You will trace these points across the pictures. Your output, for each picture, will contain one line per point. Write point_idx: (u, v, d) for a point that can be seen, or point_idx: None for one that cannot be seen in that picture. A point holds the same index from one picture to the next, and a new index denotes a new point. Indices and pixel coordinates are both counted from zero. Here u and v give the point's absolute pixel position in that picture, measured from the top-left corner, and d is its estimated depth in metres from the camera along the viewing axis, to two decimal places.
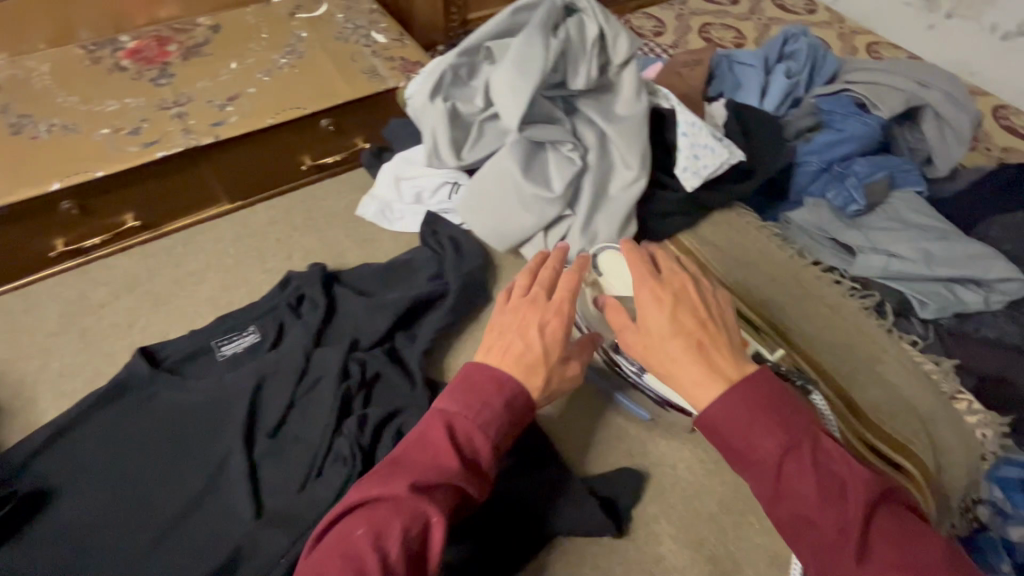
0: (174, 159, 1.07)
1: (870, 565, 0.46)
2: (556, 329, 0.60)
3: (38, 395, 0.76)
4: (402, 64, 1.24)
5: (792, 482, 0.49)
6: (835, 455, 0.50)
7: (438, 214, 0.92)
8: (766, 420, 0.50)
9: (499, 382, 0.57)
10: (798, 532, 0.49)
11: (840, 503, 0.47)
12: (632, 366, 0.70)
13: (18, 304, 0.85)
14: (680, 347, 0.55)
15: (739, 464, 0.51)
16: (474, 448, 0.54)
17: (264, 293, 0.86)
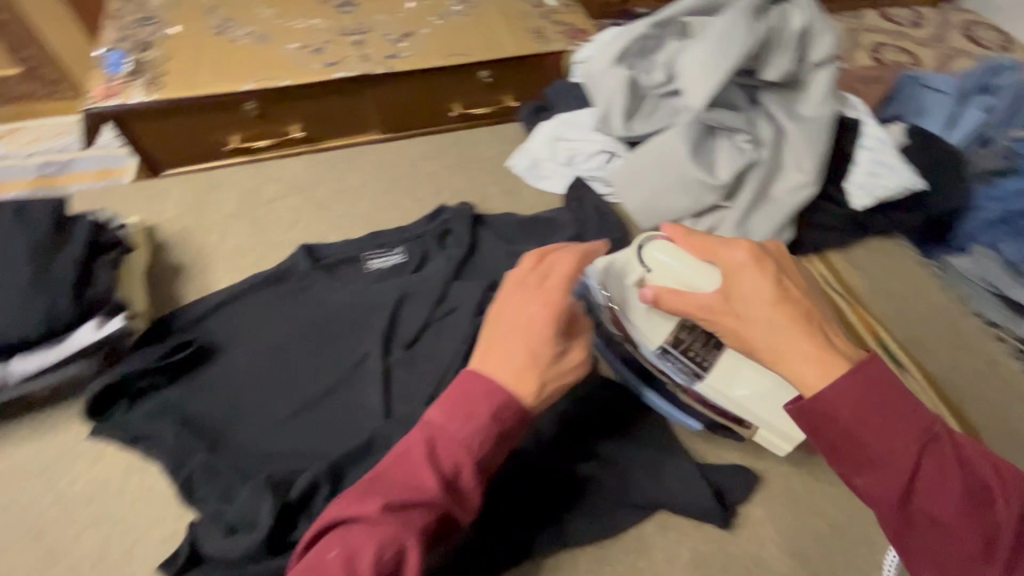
0: (347, 82, 1.14)
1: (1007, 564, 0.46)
2: (540, 320, 0.58)
3: (213, 266, 0.85)
4: (568, 29, 1.23)
5: (927, 486, 0.47)
6: (969, 455, 0.48)
7: (585, 180, 0.93)
8: (896, 417, 0.48)
9: (493, 392, 0.55)
10: (925, 535, 0.48)
11: (977, 508, 0.47)
12: (686, 371, 0.66)
13: (203, 184, 0.95)
14: (786, 315, 0.53)
15: (858, 465, 0.49)
16: (464, 474, 0.53)
17: (413, 220, 0.91)
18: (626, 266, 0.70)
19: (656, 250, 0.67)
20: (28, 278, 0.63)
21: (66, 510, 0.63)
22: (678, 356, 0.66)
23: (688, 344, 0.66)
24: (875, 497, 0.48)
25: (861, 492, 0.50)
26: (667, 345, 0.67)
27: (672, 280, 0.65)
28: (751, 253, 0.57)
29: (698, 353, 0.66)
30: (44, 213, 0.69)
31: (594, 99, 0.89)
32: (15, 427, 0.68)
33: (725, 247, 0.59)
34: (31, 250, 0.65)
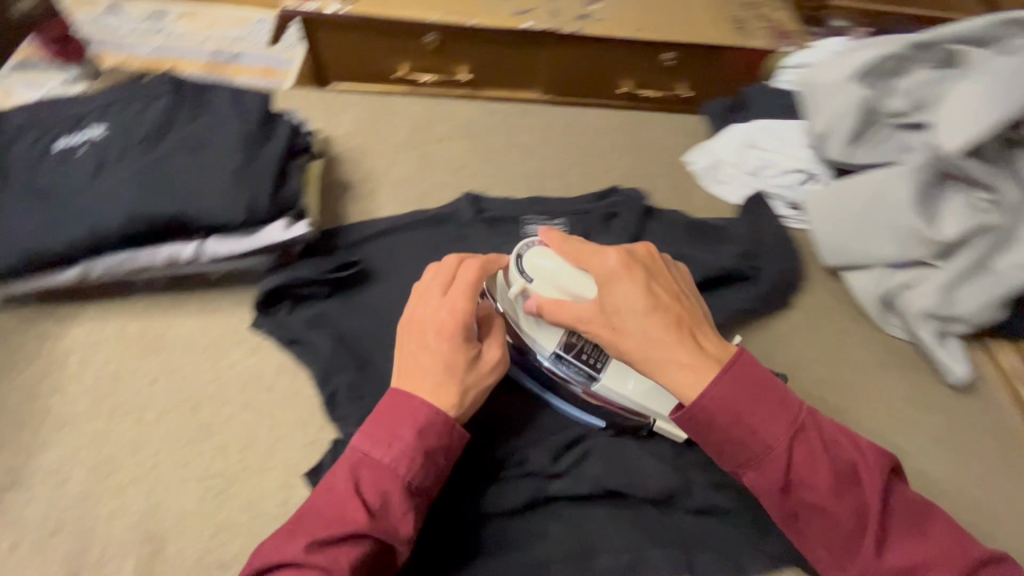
0: (533, 34, 1.10)
1: (892, 553, 0.50)
2: (449, 327, 0.58)
3: (379, 191, 0.85)
4: (772, 27, 1.13)
5: (811, 475, 0.52)
6: (830, 433, 0.54)
7: (768, 197, 0.86)
8: (766, 407, 0.53)
9: (424, 414, 0.55)
10: (811, 522, 0.52)
11: (848, 488, 0.52)
12: (582, 374, 0.62)
13: (380, 107, 0.95)
14: (657, 324, 0.55)
15: (744, 459, 0.53)
16: (391, 505, 0.52)
17: (578, 194, 0.88)
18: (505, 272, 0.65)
19: (537, 257, 0.63)
20: (238, 166, 0.64)
21: (223, 393, 0.65)
22: (573, 360, 0.62)
23: (581, 346, 0.63)
24: (763, 489, 0.53)
25: (753, 487, 0.54)
26: (560, 350, 0.62)
27: (555, 287, 0.62)
28: (622, 259, 0.58)
29: (592, 355, 0.62)
30: (255, 104, 0.69)
31: (811, 112, 0.81)
32: (187, 302, 0.71)
33: (595, 252, 0.60)
34: (242, 138, 0.66)
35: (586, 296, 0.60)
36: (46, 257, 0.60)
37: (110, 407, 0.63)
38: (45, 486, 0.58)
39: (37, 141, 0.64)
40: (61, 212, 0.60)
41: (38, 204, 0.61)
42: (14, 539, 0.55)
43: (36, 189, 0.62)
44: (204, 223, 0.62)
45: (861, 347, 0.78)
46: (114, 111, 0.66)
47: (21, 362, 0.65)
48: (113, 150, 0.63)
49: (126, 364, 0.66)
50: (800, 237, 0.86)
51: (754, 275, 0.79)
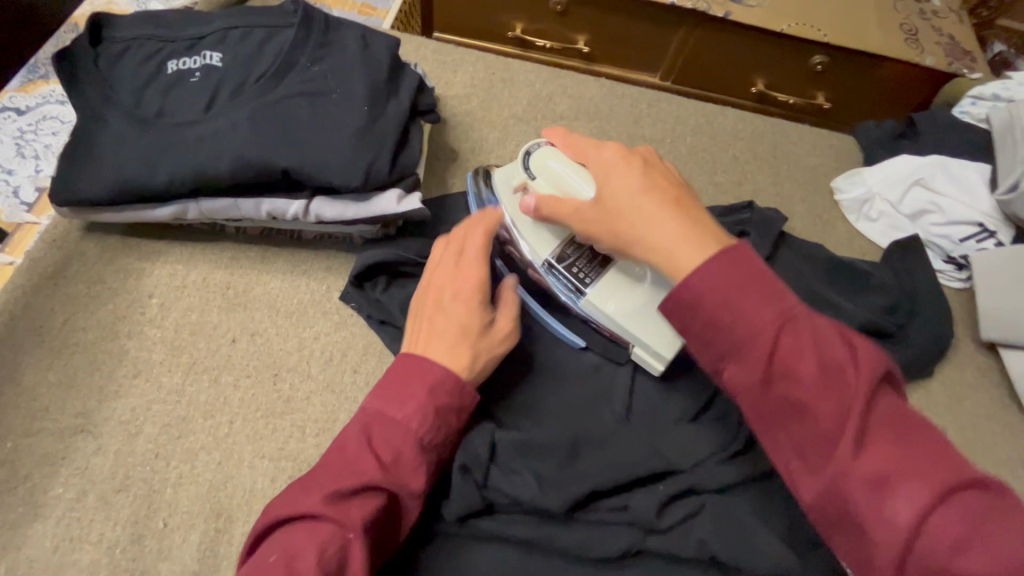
0: (675, 11, 0.98)
1: (873, 457, 0.37)
2: (466, 292, 0.54)
3: (488, 166, 0.77)
4: (947, 44, 0.98)
5: (791, 366, 0.40)
6: (828, 329, 0.42)
7: (925, 246, 0.74)
8: (751, 287, 0.42)
9: (442, 372, 0.49)
10: (787, 425, 0.41)
11: (833, 380, 0.39)
12: (570, 287, 0.60)
13: (499, 70, 0.85)
14: (655, 201, 0.48)
15: (722, 348, 0.43)
16: (404, 460, 0.45)
17: (705, 205, 0.78)
18: (514, 173, 0.63)
19: (543, 156, 0.60)
20: (363, 123, 0.57)
21: (305, 366, 0.60)
22: (563, 271, 0.60)
23: (574, 258, 0.60)
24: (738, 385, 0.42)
25: (728, 381, 0.43)
26: (552, 260, 0.61)
27: (551, 185, 0.58)
28: (624, 153, 0.53)
29: (584, 269, 0.60)
30: (383, 52, 0.62)
31: (1013, 167, 0.71)
32: (276, 258, 0.65)
33: (597, 149, 0.55)
34: (368, 90, 0.58)
35: (576, 195, 0.56)
36: (146, 192, 0.55)
37: (189, 361, 0.58)
38: (116, 438, 0.54)
39: (148, 58, 0.58)
40: (167, 143, 0.54)
41: (142, 130, 0.55)
42: (78, 489, 0.51)
43: (143, 114, 0.55)
44: (319, 182, 0.55)
45: (1005, 438, 0.68)
46: (234, 37, 0.59)
47: (102, 295, 0.60)
48: (229, 83, 0.57)
49: (207, 317, 0.61)
50: (951, 297, 0.75)
51: (899, 334, 0.69)
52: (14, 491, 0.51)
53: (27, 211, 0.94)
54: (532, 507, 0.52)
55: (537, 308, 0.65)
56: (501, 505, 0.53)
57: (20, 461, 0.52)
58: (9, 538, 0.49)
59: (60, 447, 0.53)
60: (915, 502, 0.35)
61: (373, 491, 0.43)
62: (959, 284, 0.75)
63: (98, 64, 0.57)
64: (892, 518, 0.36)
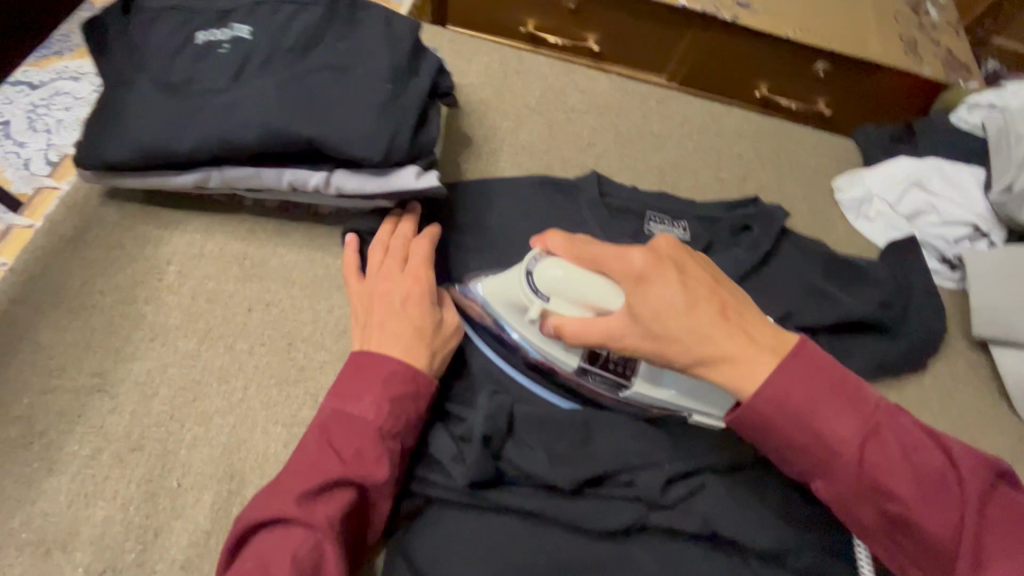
0: (685, 13, 1.00)
1: (994, 567, 0.42)
2: (415, 294, 0.56)
3: (501, 153, 0.79)
4: (945, 56, 1.02)
5: (890, 483, 0.43)
6: (918, 436, 0.45)
7: (922, 245, 0.77)
8: (836, 408, 0.44)
9: (393, 367, 0.51)
10: (895, 533, 0.45)
11: (936, 489, 0.43)
12: (610, 386, 0.58)
13: (513, 61, 0.87)
14: (708, 320, 0.46)
15: (812, 466, 0.46)
16: (367, 453, 0.47)
17: (710, 200, 0.81)
18: (511, 292, 0.58)
19: (546, 270, 0.54)
20: (385, 98, 0.58)
21: (319, 336, 0.61)
22: (600, 370, 0.58)
23: (606, 356, 0.57)
24: (837, 498, 0.45)
25: (826, 497, 0.46)
26: (585, 364, 0.58)
27: (573, 302, 0.53)
28: (650, 257, 0.49)
29: (619, 363, 0.58)
30: (405, 32, 0.63)
31: (1008, 171, 0.74)
32: (293, 231, 0.66)
33: (613, 255, 0.51)
34: (391, 69, 0.60)
35: (602, 307, 0.51)
36: (171, 158, 0.56)
37: (205, 327, 0.59)
38: (132, 398, 0.55)
39: (177, 28, 0.59)
40: (194, 111, 0.55)
41: (169, 97, 0.56)
42: (94, 446, 0.52)
43: (171, 82, 0.57)
44: (341, 154, 0.56)
45: (993, 431, 0.70)
46: (261, 12, 0.60)
47: (121, 260, 0.61)
48: (255, 55, 0.58)
49: (224, 286, 0.62)
50: (944, 296, 0.78)
51: (894, 327, 0.72)
52: (29, 446, 0.51)
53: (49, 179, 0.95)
54: (540, 481, 0.54)
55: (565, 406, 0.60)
56: (511, 477, 0.54)
57: (37, 417, 0.52)
58: (24, 491, 0.50)
59: (76, 405, 0.53)
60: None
61: (341, 486, 0.46)
62: (952, 284, 0.78)
63: (127, 33, 0.59)
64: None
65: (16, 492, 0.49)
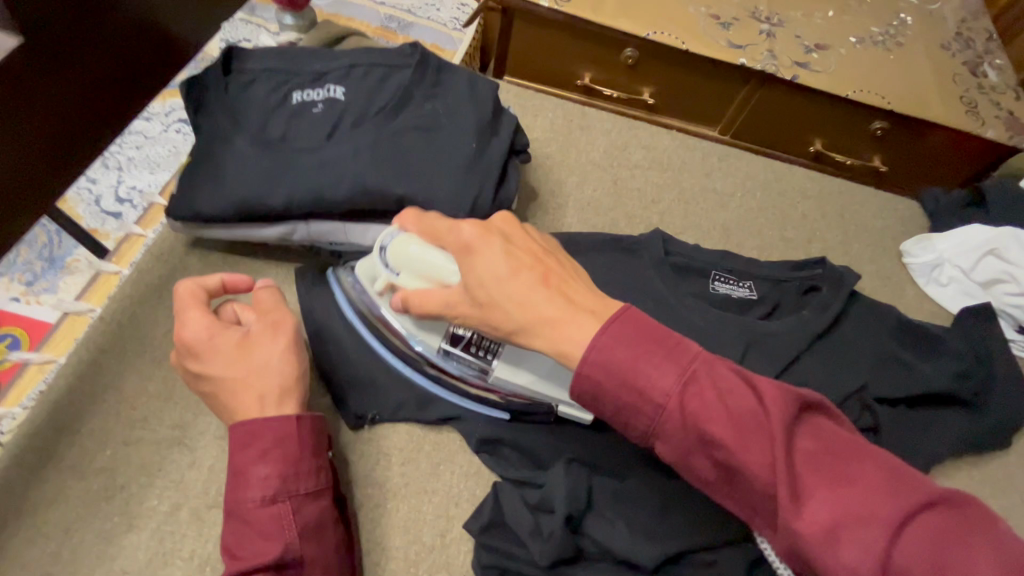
0: (743, 71, 1.01)
1: (813, 507, 0.35)
2: (210, 341, 0.50)
3: (567, 209, 0.79)
4: (1006, 117, 1.01)
5: (708, 429, 0.38)
6: (732, 376, 0.40)
7: (997, 314, 0.75)
8: (646, 354, 0.40)
9: (242, 433, 0.47)
10: (728, 486, 0.39)
11: (753, 429, 0.37)
12: (474, 369, 0.58)
13: (577, 117, 0.88)
14: (524, 282, 0.44)
15: (641, 423, 0.40)
16: (258, 531, 0.45)
17: (776, 260, 0.79)
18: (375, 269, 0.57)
19: (398, 248, 0.53)
20: (470, 160, 0.59)
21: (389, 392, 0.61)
22: (461, 355, 0.57)
23: (468, 339, 0.57)
24: (671, 457, 0.40)
25: (665, 457, 0.41)
26: (446, 346, 0.58)
27: (420, 276, 0.52)
28: (479, 227, 0.48)
29: (481, 348, 0.57)
30: (488, 93, 0.64)
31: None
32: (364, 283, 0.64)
33: (448, 226, 0.50)
34: (476, 128, 0.61)
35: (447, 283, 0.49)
36: (262, 214, 0.57)
37: None
38: (211, 452, 0.54)
39: (275, 89, 0.61)
40: (289, 169, 0.57)
41: (265, 156, 0.57)
42: (172, 502, 0.52)
43: (268, 140, 0.59)
44: None
45: None
46: (357, 74, 0.62)
47: None
48: (349, 117, 0.60)
49: None
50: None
51: (974, 401, 0.69)
52: (110, 500, 0.51)
53: (136, 222, 0.98)
54: (620, 559, 0.52)
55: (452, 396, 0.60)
56: (590, 552, 0.52)
57: (118, 469, 0.53)
58: (105, 547, 0.49)
59: (157, 458, 0.54)
60: (873, 547, 0.33)
61: None
62: None
63: (226, 91, 0.61)
64: (849, 569, 0.33)
65: (97, 548, 0.49)
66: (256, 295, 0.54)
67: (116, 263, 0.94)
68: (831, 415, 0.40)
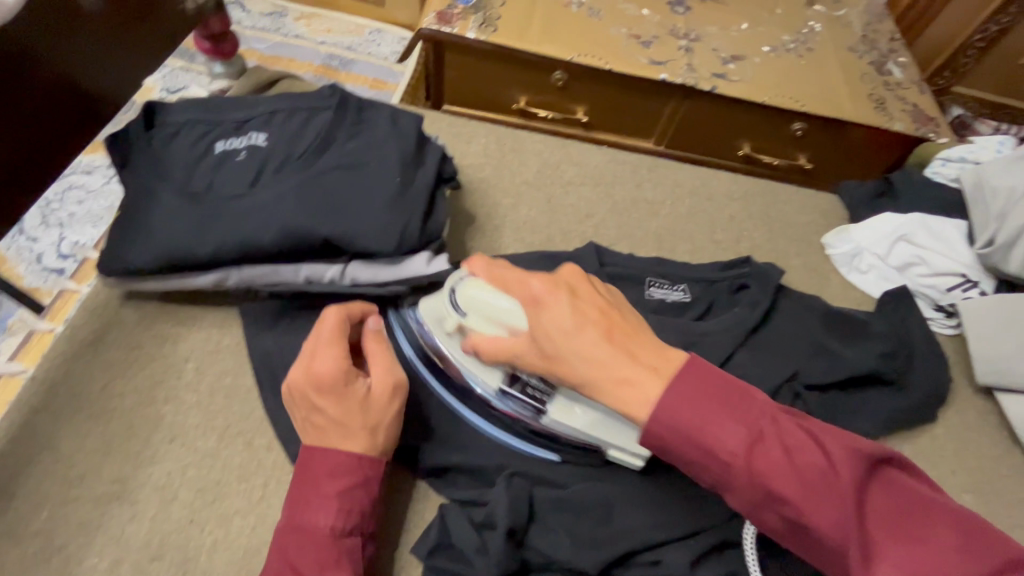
0: (666, 86, 1.06)
1: (886, 565, 0.37)
2: (328, 377, 0.50)
3: (504, 230, 0.82)
4: (912, 110, 1.08)
5: (779, 487, 0.40)
6: (797, 433, 0.42)
7: (914, 295, 0.79)
8: (713, 413, 0.42)
9: (317, 456, 0.49)
10: (800, 539, 0.41)
11: (821, 486, 0.39)
12: (531, 410, 0.58)
13: (510, 141, 0.92)
14: (595, 343, 0.45)
15: (711, 477, 0.43)
16: (303, 556, 0.45)
17: (707, 262, 0.83)
18: (444, 312, 0.60)
19: (470, 291, 0.57)
20: (396, 191, 0.61)
21: None
22: (518, 394, 0.58)
23: (526, 380, 0.58)
24: (740, 509, 0.42)
25: (734, 506, 0.43)
26: (505, 385, 0.58)
27: (488, 319, 0.55)
28: (547, 282, 0.48)
29: (539, 390, 0.58)
30: (410, 126, 0.67)
31: (987, 225, 0.76)
32: (304, 319, 0.65)
33: (520, 283, 0.51)
34: (400, 161, 0.63)
35: (518, 328, 0.52)
36: (191, 262, 0.58)
37: (224, 425, 0.59)
38: (152, 504, 0.54)
39: (199, 140, 0.63)
40: (215, 216, 0.58)
41: (191, 204, 0.59)
42: (114, 558, 0.51)
43: (194, 190, 0.60)
44: (357, 247, 0.59)
45: (1010, 479, 0.71)
46: (278, 119, 0.65)
47: (138, 362, 0.62)
48: (273, 160, 0.62)
49: (242, 380, 0.62)
50: (945, 344, 0.79)
51: (901, 380, 0.73)
52: (48, 563, 0.51)
53: (69, 279, 0.99)
54: (566, 567, 0.53)
55: (488, 427, 0.60)
56: (537, 564, 0.54)
57: (56, 530, 0.52)
58: None
59: (96, 515, 0.53)
60: None
61: None
62: (951, 331, 0.79)
63: (150, 146, 0.62)
64: None
65: None
66: (365, 344, 0.55)
67: (50, 321, 0.94)
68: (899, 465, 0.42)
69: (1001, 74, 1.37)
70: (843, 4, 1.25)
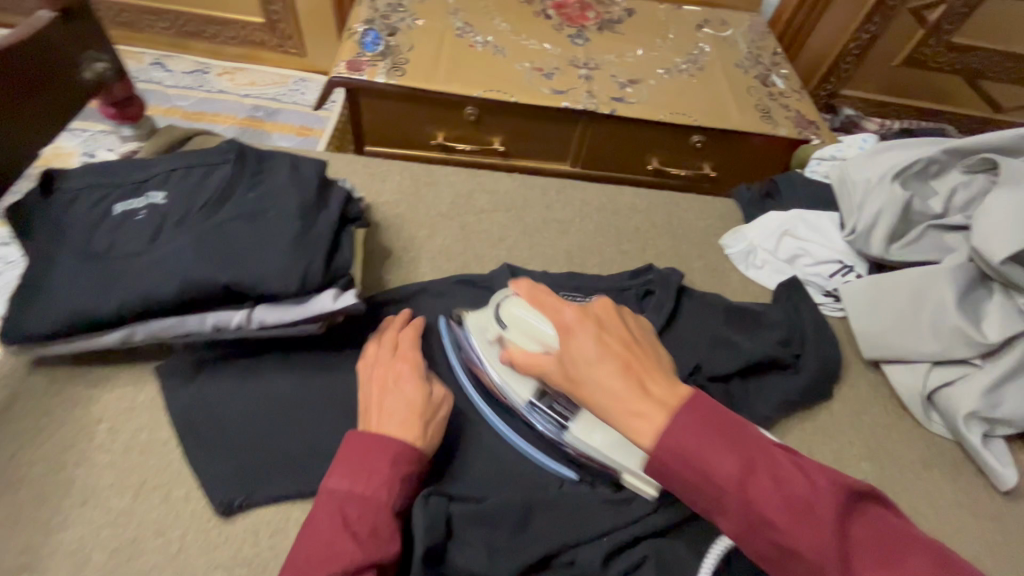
0: (571, 113, 1.14)
1: None
2: (411, 376, 0.60)
3: (420, 260, 0.85)
4: (795, 116, 1.19)
5: (767, 513, 0.42)
6: (790, 463, 0.43)
7: (804, 284, 0.87)
8: (711, 444, 0.44)
9: (379, 440, 0.53)
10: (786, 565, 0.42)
11: (808, 515, 0.41)
12: (551, 423, 0.65)
13: (423, 176, 0.96)
14: (614, 372, 0.48)
15: (705, 501, 0.44)
16: (361, 525, 0.49)
17: (615, 271, 0.89)
18: (488, 322, 0.69)
19: (514, 309, 0.66)
20: (295, 235, 0.64)
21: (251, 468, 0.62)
22: (546, 408, 0.65)
23: (554, 397, 0.66)
24: (732, 534, 0.44)
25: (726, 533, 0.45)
26: (534, 398, 0.66)
27: (525, 335, 0.63)
28: (579, 313, 0.53)
29: (564, 407, 0.65)
30: (312, 173, 0.71)
31: (851, 216, 0.85)
32: (220, 368, 0.66)
33: (555, 309, 0.56)
34: (300, 207, 0.66)
35: (549, 344, 0.61)
36: (94, 321, 0.59)
37: (139, 481, 0.60)
38: (63, 569, 0.54)
39: (97, 204, 0.64)
40: (116, 276, 0.60)
41: (91, 266, 0.60)
42: None
43: (94, 252, 0.61)
44: (258, 292, 0.61)
45: (904, 443, 0.76)
46: (176, 177, 0.67)
47: (47, 429, 0.62)
48: (172, 217, 0.64)
49: (157, 435, 0.63)
50: (836, 326, 0.86)
51: (798, 363, 0.79)
52: None
53: None
54: None
55: (508, 433, 0.67)
56: None
57: None
58: None
59: None
60: None
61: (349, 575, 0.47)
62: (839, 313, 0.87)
63: (49, 213, 0.64)
64: None
65: None
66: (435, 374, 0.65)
67: None
68: (883, 501, 0.44)
69: (879, 76, 1.51)
70: (729, 25, 1.37)
